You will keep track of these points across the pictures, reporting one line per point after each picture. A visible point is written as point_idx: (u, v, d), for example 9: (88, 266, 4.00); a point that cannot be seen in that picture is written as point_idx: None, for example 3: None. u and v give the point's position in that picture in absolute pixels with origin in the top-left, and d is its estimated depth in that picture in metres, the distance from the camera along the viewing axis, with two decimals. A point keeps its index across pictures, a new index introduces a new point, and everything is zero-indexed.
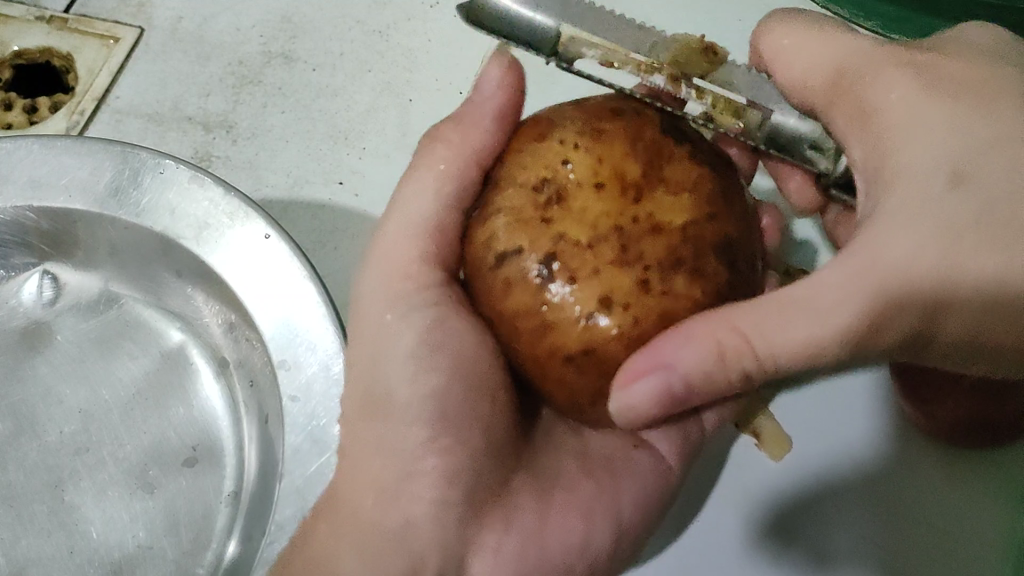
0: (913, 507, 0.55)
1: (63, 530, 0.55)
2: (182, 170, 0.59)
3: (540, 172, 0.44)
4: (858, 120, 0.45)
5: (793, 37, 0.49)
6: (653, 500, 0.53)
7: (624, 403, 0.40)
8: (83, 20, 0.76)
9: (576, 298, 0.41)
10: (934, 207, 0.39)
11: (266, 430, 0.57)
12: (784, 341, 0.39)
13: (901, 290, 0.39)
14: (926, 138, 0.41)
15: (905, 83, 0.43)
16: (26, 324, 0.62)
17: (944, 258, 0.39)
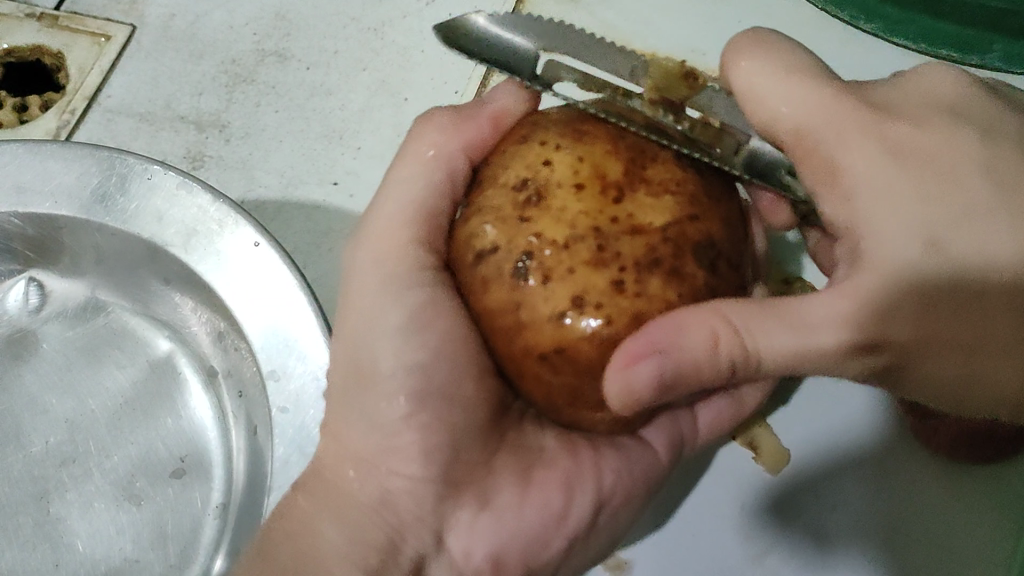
0: (915, 517, 0.53)
1: (48, 542, 0.54)
2: (170, 176, 0.58)
3: (520, 172, 0.43)
4: (825, 179, 0.44)
5: (761, 72, 0.45)
6: (639, 482, 0.51)
7: (627, 384, 0.39)
8: (75, 18, 0.74)
9: (550, 298, 0.40)
10: (914, 277, 0.40)
11: (255, 440, 0.56)
12: (771, 350, 0.40)
13: (877, 342, 0.41)
14: (899, 209, 0.41)
15: (878, 145, 0.42)
16: (11, 332, 0.61)
17: (919, 324, 0.41)
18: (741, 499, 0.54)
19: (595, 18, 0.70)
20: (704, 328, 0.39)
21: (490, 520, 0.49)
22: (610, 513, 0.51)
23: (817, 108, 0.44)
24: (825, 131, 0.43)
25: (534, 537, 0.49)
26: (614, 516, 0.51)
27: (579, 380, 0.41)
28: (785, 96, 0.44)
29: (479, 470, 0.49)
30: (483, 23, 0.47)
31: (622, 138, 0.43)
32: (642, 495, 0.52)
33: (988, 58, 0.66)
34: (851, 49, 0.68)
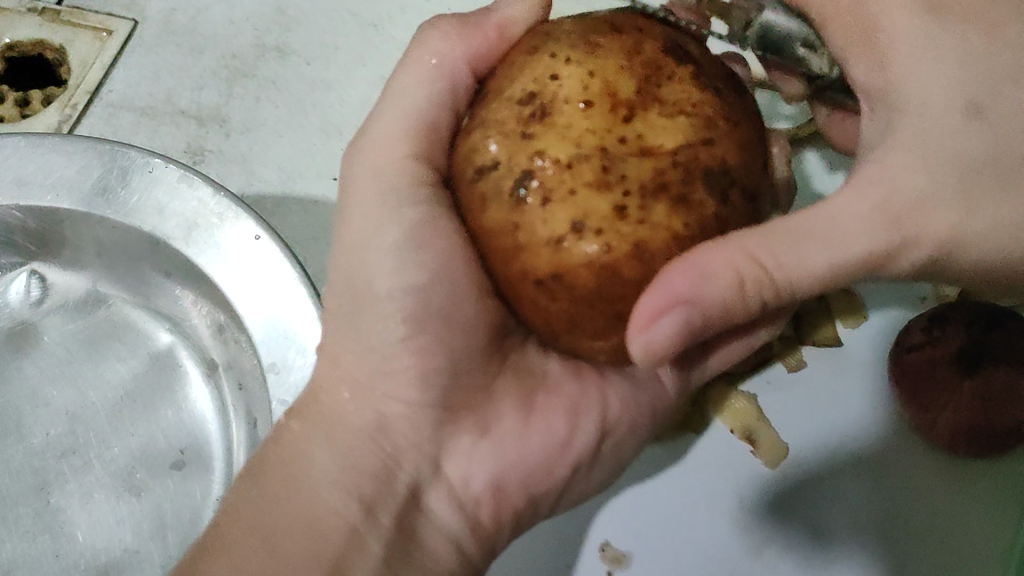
0: (913, 512, 0.54)
1: (49, 533, 0.54)
2: (171, 169, 0.58)
3: (528, 84, 0.42)
4: (859, 44, 0.46)
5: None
6: (645, 414, 0.53)
7: (647, 346, 0.39)
8: (76, 13, 0.75)
9: (550, 219, 0.40)
10: (948, 140, 0.42)
11: (254, 433, 0.56)
12: (803, 270, 0.40)
13: (914, 223, 0.42)
14: (933, 71, 0.44)
15: (909, 1, 0.46)
16: (12, 325, 0.61)
17: (957, 192, 0.42)
18: (738, 491, 0.54)
19: None
20: (724, 269, 0.38)
21: (492, 449, 0.50)
22: (615, 441, 0.52)
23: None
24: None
25: (537, 464, 0.50)
26: (617, 445, 0.53)
27: (574, 306, 0.41)
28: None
29: (479, 394, 0.50)
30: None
31: (636, 53, 0.42)
32: (647, 422, 0.53)
33: None
34: None
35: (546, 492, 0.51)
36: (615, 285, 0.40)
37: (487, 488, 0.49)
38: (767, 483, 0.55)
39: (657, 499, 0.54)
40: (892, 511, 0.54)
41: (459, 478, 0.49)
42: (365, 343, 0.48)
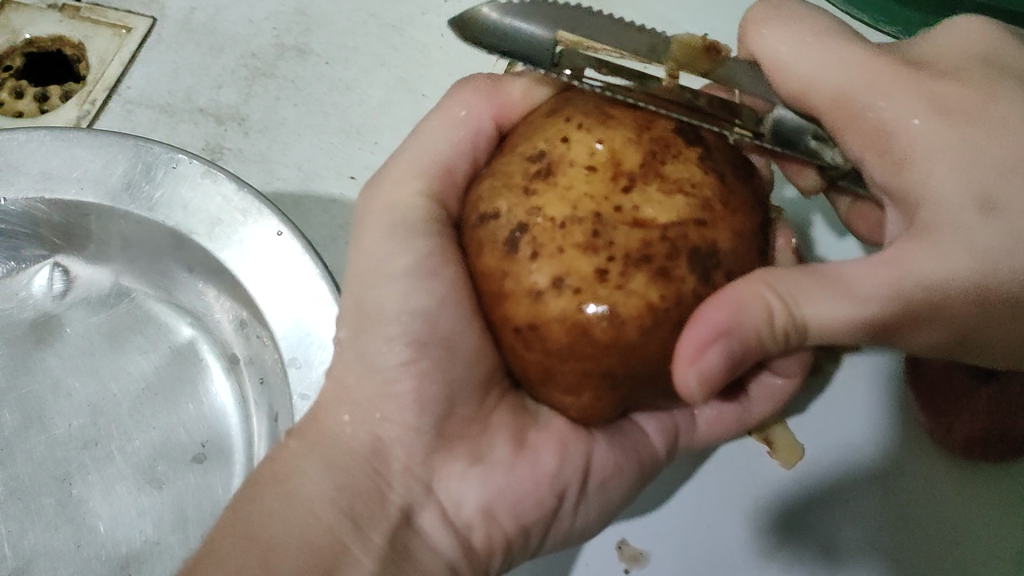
0: (926, 519, 0.54)
1: (71, 523, 0.55)
2: (195, 165, 0.59)
3: (540, 144, 0.44)
4: (873, 143, 0.46)
5: (791, 43, 0.49)
6: (630, 462, 0.52)
7: (702, 375, 0.39)
8: (96, 10, 0.75)
9: (535, 271, 0.41)
10: (965, 233, 0.42)
11: (275, 428, 0.57)
12: (828, 317, 0.41)
13: (932, 302, 0.42)
14: (949, 165, 0.43)
15: (915, 97, 0.45)
16: (35, 317, 0.62)
17: (975, 276, 0.42)
18: (753, 495, 0.54)
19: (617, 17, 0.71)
20: (755, 299, 0.40)
21: (482, 476, 0.49)
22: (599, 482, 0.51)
23: (854, 79, 0.47)
24: (868, 99, 0.46)
25: (522, 494, 0.49)
26: (603, 485, 0.51)
27: (547, 359, 0.42)
28: (819, 73, 0.48)
29: (474, 425, 0.48)
30: (494, 15, 0.46)
31: (642, 130, 0.44)
32: (633, 467, 0.52)
33: None
34: None
35: (534, 519, 0.50)
36: (585, 345, 0.41)
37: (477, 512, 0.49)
38: (783, 487, 0.54)
39: (674, 503, 0.54)
40: (906, 519, 0.53)
41: (451, 501, 0.49)
42: (373, 349, 0.48)
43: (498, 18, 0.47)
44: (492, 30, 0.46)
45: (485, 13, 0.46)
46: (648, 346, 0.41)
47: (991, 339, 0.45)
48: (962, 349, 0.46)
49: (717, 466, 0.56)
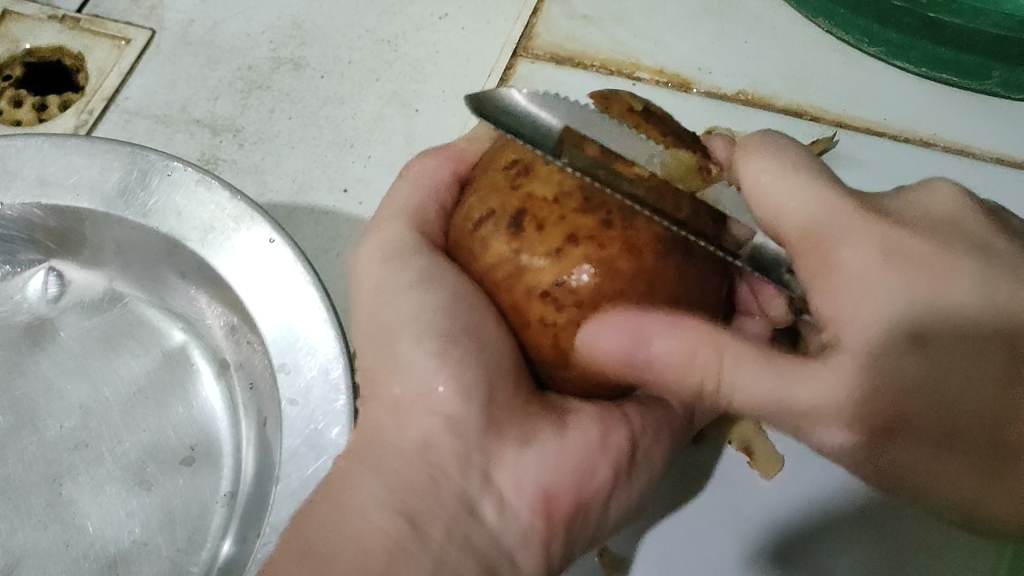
0: (902, 531, 0.55)
1: (59, 523, 0.55)
2: (189, 173, 0.60)
3: (510, 152, 0.48)
4: (827, 273, 0.43)
5: (770, 174, 0.46)
6: (662, 424, 0.53)
7: (592, 347, 0.44)
8: (96, 22, 0.77)
9: (543, 242, 0.45)
10: (889, 368, 0.40)
11: (264, 432, 0.57)
12: (747, 391, 0.42)
13: (857, 405, 0.41)
14: (885, 306, 0.41)
15: (874, 236, 0.43)
16: (30, 319, 0.63)
17: (891, 401, 0.40)
18: (735, 510, 0.56)
19: (608, 38, 0.74)
20: (690, 337, 0.43)
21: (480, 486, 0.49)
22: (630, 479, 0.52)
23: (819, 213, 0.44)
24: (830, 232, 0.43)
25: (579, 467, 0.49)
26: (647, 453, 0.52)
27: (580, 315, 0.45)
28: (793, 199, 0.45)
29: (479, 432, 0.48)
30: (519, 98, 0.47)
31: (613, 158, 0.46)
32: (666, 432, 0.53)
33: (986, 83, 0.69)
34: (854, 74, 0.71)
35: (593, 493, 0.50)
36: (614, 284, 0.44)
37: (536, 494, 0.48)
38: (765, 503, 0.56)
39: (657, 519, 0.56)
40: (881, 535, 0.55)
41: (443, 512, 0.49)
42: None
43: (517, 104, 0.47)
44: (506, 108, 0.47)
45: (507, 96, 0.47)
46: (668, 270, 0.44)
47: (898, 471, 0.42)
48: (873, 469, 0.43)
49: (701, 480, 0.57)
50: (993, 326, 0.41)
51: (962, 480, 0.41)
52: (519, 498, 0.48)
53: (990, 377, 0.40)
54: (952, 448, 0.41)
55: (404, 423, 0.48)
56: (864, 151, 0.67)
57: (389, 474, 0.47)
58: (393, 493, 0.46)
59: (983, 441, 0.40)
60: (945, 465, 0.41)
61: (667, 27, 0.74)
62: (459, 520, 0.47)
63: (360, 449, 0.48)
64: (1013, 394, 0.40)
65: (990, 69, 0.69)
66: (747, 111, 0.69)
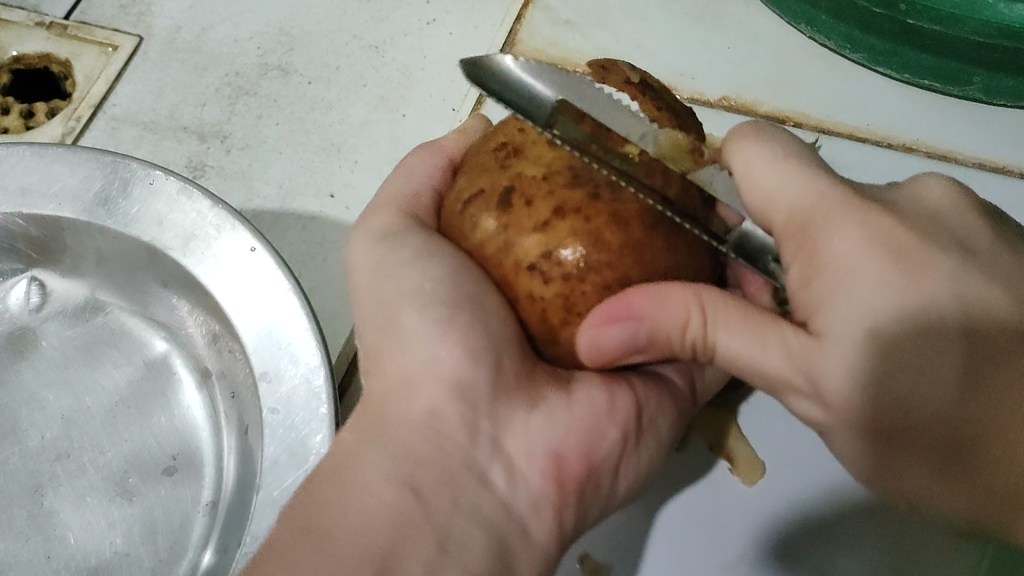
0: (887, 538, 0.55)
1: (41, 534, 0.55)
2: (171, 181, 0.60)
3: (502, 137, 0.48)
4: (803, 257, 0.43)
5: (759, 157, 0.46)
6: (669, 397, 0.53)
7: (594, 340, 0.44)
8: (83, 28, 0.77)
9: (532, 216, 0.45)
10: (854, 359, 0.41)
11: (246, 441, 0.57)
12: (727, 352, 0.44)
13: (819, 384, 0.42)
14: (860, 295, 0.41)
15: (853, 224, 0.42)
16: (11, 330, 0.62)
17: (858, 388, 0.41)
18: (718, 517, 0.56)
19: (595, 43, 0.74)
20: (680, 305, 0.43)
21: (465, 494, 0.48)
22: (640, 447, 0.52)
23: (810, 198, 0.44)
24: (815, 218, 0.43)
25: (590, 429, 0.48)
26: (654, 423, 0.52)
27: (567, 287, 0.45)
28: (778, 183, 0.45)
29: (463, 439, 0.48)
30: (509, 63, 0.47)
31: (606, 134, 0.46)
32: (673, 401, 0.53)
33: (967, 89, 0.69)
34: (839, 79, 0.71)
35: (604, 457, 0.49)
36: (600, 254, 0.44)
37: (546, 457, 0.48)
38: (749, 510, 0.56)
39: (642, 527, 0.56)
40: (865, 542, 0.55)
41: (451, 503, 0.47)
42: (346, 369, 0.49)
43: (512, 71, 0.46)
44: (499, 74, 0.46)
45: (500, 60, 0.46)
46: (656, 242, 0.45)
47: (858, 451, 0.44)
48: (836, 447, 0.45)
49: (684, 489, 0.57)
50: (960, 328, 0.40)
51: (913, 470, 0.42)
52: (530, 462, 0.48)
53: (952, 380, 0.39)
54: (906, 443, 0.41)
55: (411, 395, 0.48)
56: (849, 156, 0.67)
57: (396, 447, 0.47)
58: (399, 463, 0.46)
59: (939, 441, 0.40)
60: (898, 456, 0.42)
61: (653, 32, 0.74)
62: (469, 487, 0.47)
63: (367, 426, 0.48)
64: (973, 400, 0.39)
65: (972, 76, 0.68)
66: (733, 117, 0.69)
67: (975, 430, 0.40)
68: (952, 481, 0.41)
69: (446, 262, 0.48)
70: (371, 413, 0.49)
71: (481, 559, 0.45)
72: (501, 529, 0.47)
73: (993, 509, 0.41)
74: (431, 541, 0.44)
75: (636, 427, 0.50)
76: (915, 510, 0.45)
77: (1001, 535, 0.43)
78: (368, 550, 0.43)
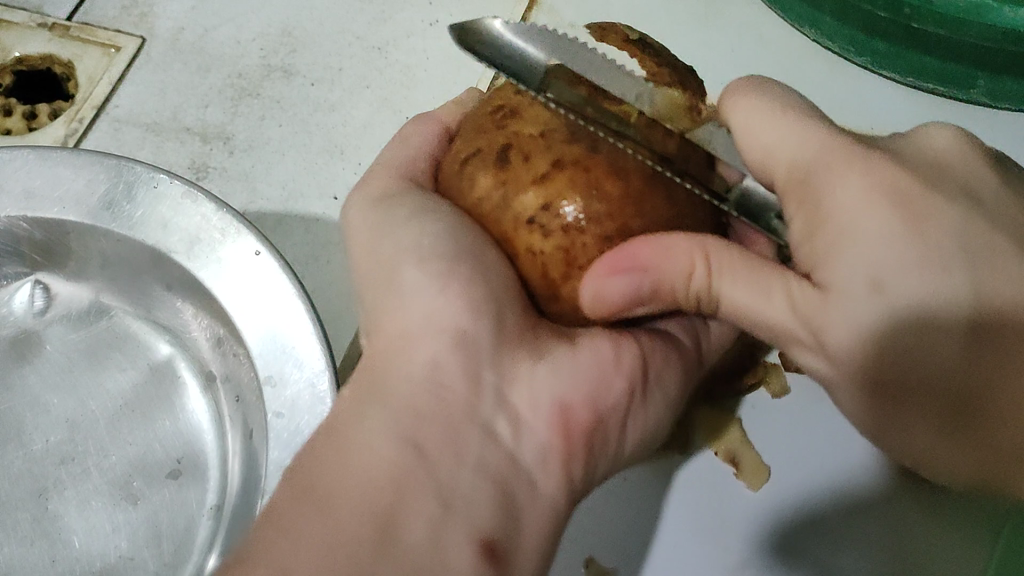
0: (890, 540, 0.56)
1: (46, 538, 0.55)
2: (175, 185, 0.60)
3: (497, 100, 0.49)
4: (807, 212, 0.44)
5: (758, 114, 0.47)
6: (673, 355, 0.51)
7: (597, 293, 0.44)
8: (86, 30, 0.77)
9: (530, 170, 0.46)
10: (859, 311, 0.42)
11: (249, 444, 0.57)
12: (733, 300, 0.45)
13: (825, 335, 0.43)
14: (864, 246, 0.41)
15: (855, 175, 0.43)
16: (16, 333, 0.63)
17: (863, 339, 0.42)
18: (722, 520, 0.56)
19: None
20: (684, 255, 0.44)
21: None
22: (644, 403, 0.50)
23: (809, 153, 0.45)
24: (815, 169, 0.44)
25: (596, 379, 0.47)
26: (659, 378, 0.50)
27: (567, 240, 0.45)
28: (782, 136, 0.46)
29: None
30: (500, 29, 0.48)
31: (602, 96, 0.47)
32: (677, 359, 0.52)
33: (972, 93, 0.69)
34: (841, 81, 0.71)
35: (610, 409, 0.48)
36: (599, 205, 0.45)
37: (552, 410, 0.46)
38: (753, 512, 0.56)
39: (645, 530, 0.56)
40: (869, 544, 0.56)
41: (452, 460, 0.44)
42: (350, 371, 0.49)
43: (504, 38, 0.48)
44: (493, 40, 0.47)
45: (491, 27, 0.48)
46: (655, 194, 0.45)
47: (863, 404, 0.45)
48: (843, 400, 0.46)
49: (687, 491, 0.57)
50: (967, 280, 0.40)
51: (919, 423, 0.43)
52: (535, 416, 0.46)
53: (957, 332, 0.40)
54: (911, 398, 0.42)
55: (411, 355, 0.46)
56: None
57: (397, 402, 0.44)
58: (400, 419, 0.44)
59: (945, 398, 0.41)
60: (902, 411, 0.43)
61: (656, 33, 0.74)
62: (473, 440, 0.44)
63: (365, 384, 0.46)
64: (980, 358, 0.40)
65: (975, 78, 0.69)
66: None
67: (984, 388, 0.40)
68: (957, 436, 0.42)
69: (454, 247, 0.47)
70: (369, 374, 0.47)
71: (490, 511, 0.43)
72: (508, 483, 0.44)
73: (999, 467, 0.42)
74: (435, 500, 0.42)
75: (642, 383, 0.49)
76: (920, 463, 0.47)
77: (1004, 491, 0.44)
78: (369, 510, 0.41)
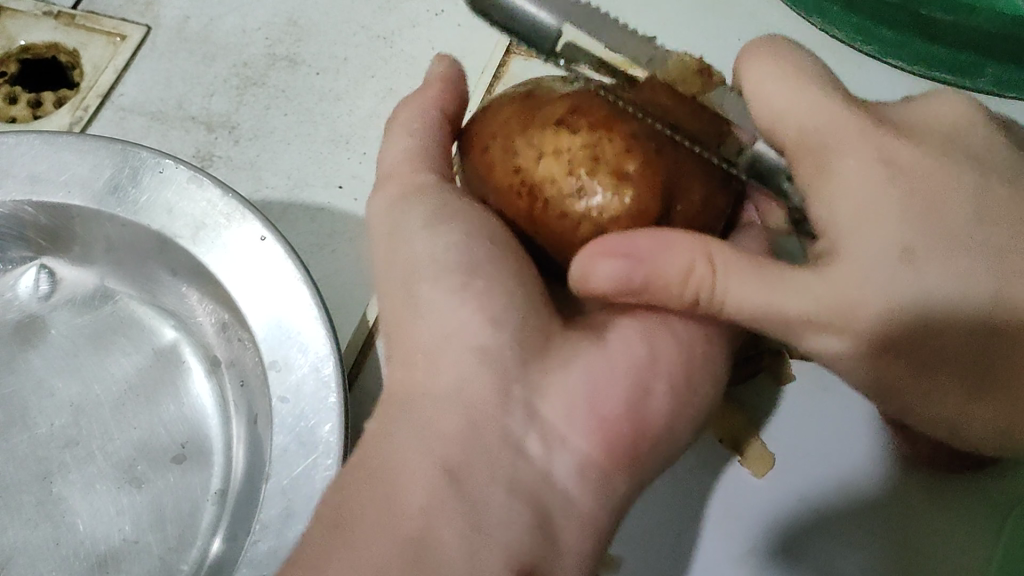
0: (898, 530, 0.56)
1: (50, 521, 0.55)
2: (181, 170, 0.60)
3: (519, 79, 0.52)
4: (817, 183, 0.45)
5: (774, 77, 0.47)
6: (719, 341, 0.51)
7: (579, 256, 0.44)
8: (90, 17, 0.76)
9: (556, 108, 0.47)
10: (881, 280, 0.42)
11: (255, 430, 0.58)
12: (728, 301, 0.44)
13: (839, 307, 0.42)
14: (880, 218, 0.43)
15: (867, 150, 0.44)
16: (21, 317, 0.63)
17: (884, 305, 0.42)
18: (728, 510, 0.57)
19: None
20: (678, 256, 0.43)
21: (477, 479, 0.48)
22: (683, 403, 0.49)
23: (824, 121, 0.45)
24: (827, 140, 0.45)
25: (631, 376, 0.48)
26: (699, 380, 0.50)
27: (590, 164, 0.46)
28: (793, 104, 0.46)
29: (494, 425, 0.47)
30: None
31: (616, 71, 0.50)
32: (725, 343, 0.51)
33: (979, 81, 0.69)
34: (846, 69, 0.71)
35: (650, 409, 0.48)
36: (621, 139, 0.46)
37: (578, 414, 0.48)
38: (756, 502, 0.57)
39: (649, 519, 0.57)
40: (874, 533, 0.56)
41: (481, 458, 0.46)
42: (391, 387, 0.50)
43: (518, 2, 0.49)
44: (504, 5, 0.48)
45: None
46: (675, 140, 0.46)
47: (874, 375, 0.46)
48: (853, 373, 0.47)
49: (692, 481, 0.58)
50: (982, 249, 0.42)
51: (942, 388, 0.45)
52: (567, 426, 0.48)
53: (981, 294, 0.42)
54: (937, 361, 0.44)
55: (437, 373, 0.48)
56: None
57: (425, 433, 0.46)
58: (432, 448, 0.45)
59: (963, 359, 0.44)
60: (924, 376, 0.45)
61: (662, 24, 0.74)
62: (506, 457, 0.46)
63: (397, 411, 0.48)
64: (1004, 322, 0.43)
65: (984, 67, 0.69)
66: None
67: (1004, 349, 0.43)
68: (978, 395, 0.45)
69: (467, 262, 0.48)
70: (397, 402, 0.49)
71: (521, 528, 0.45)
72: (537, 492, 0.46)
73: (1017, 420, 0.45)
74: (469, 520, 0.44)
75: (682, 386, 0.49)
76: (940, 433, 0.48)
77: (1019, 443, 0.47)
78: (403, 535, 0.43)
